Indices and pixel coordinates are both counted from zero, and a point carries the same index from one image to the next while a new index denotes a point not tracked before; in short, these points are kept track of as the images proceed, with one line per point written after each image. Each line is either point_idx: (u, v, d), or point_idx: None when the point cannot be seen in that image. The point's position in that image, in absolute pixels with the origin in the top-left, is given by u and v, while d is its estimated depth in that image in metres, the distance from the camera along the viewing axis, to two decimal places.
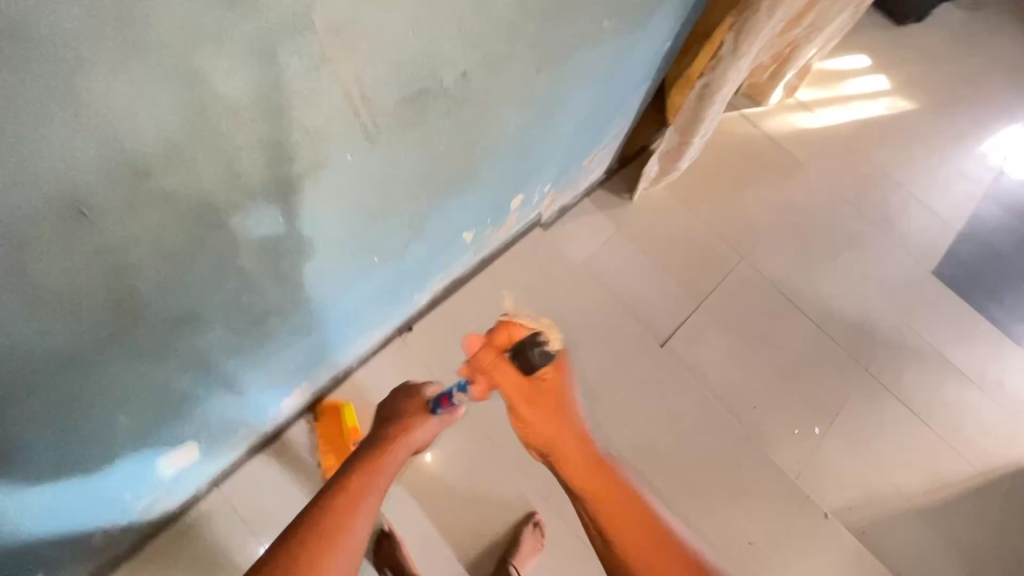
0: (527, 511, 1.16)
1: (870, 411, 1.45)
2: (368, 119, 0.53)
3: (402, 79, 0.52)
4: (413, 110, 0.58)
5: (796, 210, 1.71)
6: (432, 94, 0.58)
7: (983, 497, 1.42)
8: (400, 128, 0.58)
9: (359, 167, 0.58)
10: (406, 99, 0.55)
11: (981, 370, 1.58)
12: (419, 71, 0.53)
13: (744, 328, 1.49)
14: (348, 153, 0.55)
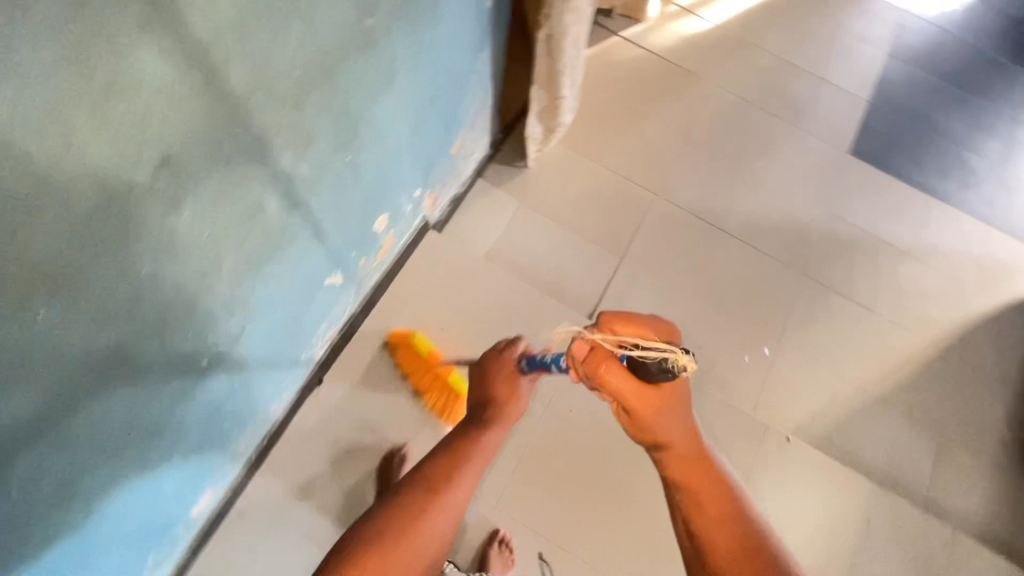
0: (491, 529, 1.12)
1: (812, 315, 1.43)
2: (46, 269, 0.41)
3: (64, 208, 0.39)
4: (116, 225, 0.45)
5: (701, 126, 1.61)
6: (132, 198, 0.45)
7: (937, 366, 1.42)
8: (124, 251, 0.47)
9: (82, 313, 0.46)
10: (92, 221, 0.42)
11: (916, 241, 1.55)
12: (86, 188, 0.40)
13: (671, 269, 1.43)
14: (45, 312, 0.42)
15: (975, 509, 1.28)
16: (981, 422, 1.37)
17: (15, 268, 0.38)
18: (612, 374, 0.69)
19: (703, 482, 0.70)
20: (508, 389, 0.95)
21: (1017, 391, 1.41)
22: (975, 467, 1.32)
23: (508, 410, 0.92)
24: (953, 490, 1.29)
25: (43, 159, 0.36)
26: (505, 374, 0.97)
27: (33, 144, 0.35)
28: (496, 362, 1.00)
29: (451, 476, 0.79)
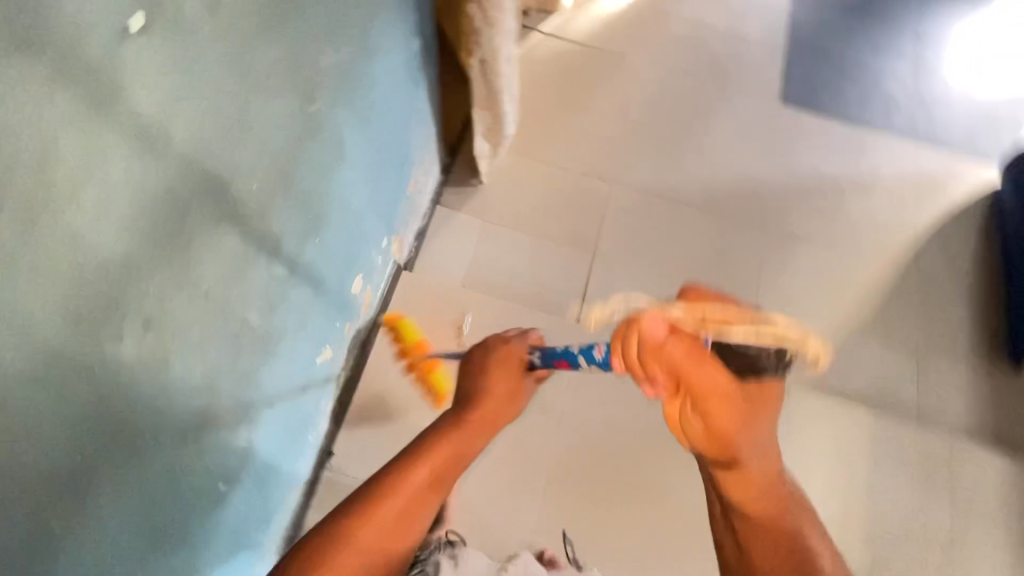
0: (536, 549, 1.09)
1: (782, 265, 1.49)
2: (60, 483, 0.36)
3: (62, 416, 0.35)
4: (118, 407, 0.40)
5: (638, 105, 1.63)
6: (128, 373, 0.40)
7: (901, 286, 1.50)
8: (131, 427, 0.43)
9: (101, 506, 0.42)
10: (92, 416, 0.38)
11: (857, 173, 1.63)
12: (80, 387, 0.36)
13: (643, 252, 1.45)
14: (64, 525, 0.38)
15: (961, 411, 1.38)
16: (949, 328, 1.47)
17: (20, 501, 0.33)
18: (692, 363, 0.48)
19: (780, 509, 0.51)
20: (504, 390, 0.72)
21: (973, 291, 1.52)
22: (954, 372, 1.42)
23: (497, 410, 0.70)
24: (940, 398, 1.39)
25: (27, 383, 0.32)
26: (506, 375, 0.73)
27: (12, 375, 0.30)
28: (495, 362, 0.74)
29: (424, 484, 0.63)
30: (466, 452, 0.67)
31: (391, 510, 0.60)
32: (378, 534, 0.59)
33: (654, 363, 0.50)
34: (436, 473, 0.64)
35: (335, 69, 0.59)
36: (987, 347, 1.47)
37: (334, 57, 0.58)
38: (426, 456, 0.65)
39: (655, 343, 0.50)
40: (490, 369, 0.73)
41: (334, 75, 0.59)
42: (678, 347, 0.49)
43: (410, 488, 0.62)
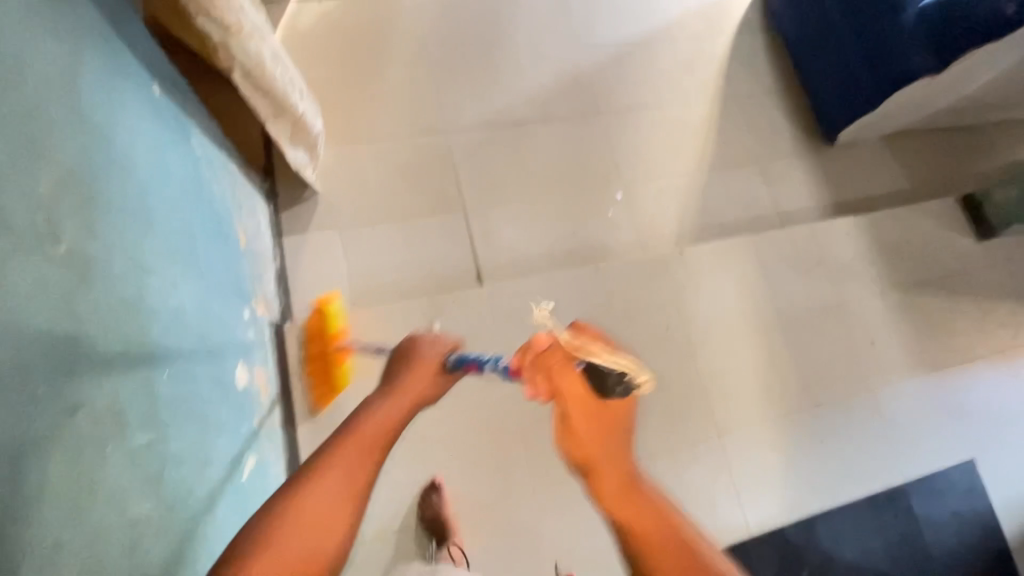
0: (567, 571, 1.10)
1: (629, 140, 1.53)
2: None
3: None
4: None
5: (433, 41, 1.51)
6: None
7: (729, 112, 1.63)
8: None
9: None
10: None
11: (656, 24, 1.67)
12: None
13: (507, 187, 1.42)
14: None
15: (811, 199, 1.58)
16: (777, 131, 1.64)
17: None
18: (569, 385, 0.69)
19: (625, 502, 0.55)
20: (422, 383, 0.70)
21: (783, 91, 1.68)
22: (794, 169, 1.60)
23: (416, 390, 0.68)
24: (793, 196, 1.57)
25: None
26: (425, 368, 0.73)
27: None
28: (411, 359, 0.76)
29: (373, 454, 0.55)
30: (399, 423, 0.60)
31: (340, 474, 0.52)
32: (301, 538, 0.48)
33: (540, 369, 0.74)
34: (376, 446, 0.56)
35: (60, 191, 0.46)
36: (810, 134, 1.65)
37: (51, 175, 0.45)
38: (353, 435, 0.56)
39: (552, 363, 0.73)
40: (416, 358, 0.76)
41: (64, 197, 0.46)
42: (558, 358, 0.73)
43: (346, 464, 0.53)
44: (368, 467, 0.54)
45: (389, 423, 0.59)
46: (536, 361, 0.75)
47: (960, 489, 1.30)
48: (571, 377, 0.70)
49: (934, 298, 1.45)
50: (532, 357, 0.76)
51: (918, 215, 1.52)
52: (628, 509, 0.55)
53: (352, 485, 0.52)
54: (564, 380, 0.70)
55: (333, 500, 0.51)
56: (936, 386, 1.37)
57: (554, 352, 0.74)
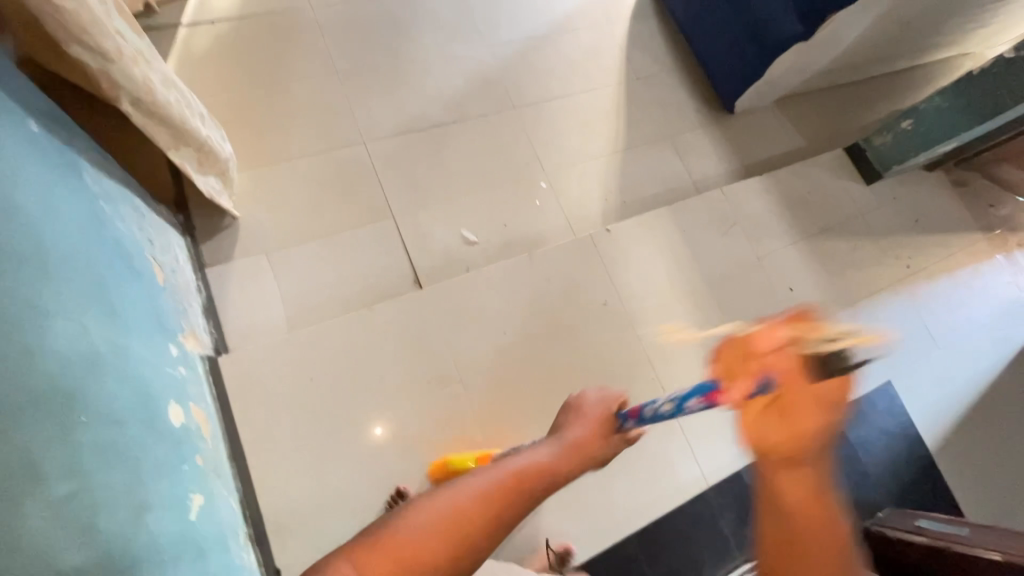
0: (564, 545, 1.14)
1: (545, 130, 1.58)
2: None
3: None
4: None
5: (338, 53, 1.49)
6: None
7: (635, 93, 1.71)
8: None
9: None
10: None
11: (557, 16, 1.73)
12: None
13: (434, 190, 1.43)
14: None
15: (720, 166, 1.69)
16: (682, 107, 1.74)
17: None
18: (793, 379, 0.65)
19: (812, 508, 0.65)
20: (596, 429, 0.74)
21: (681, 69, 1.79)
22: (701, 140, 1.71)
23: (593, 447, 0.70)
24: (704, 165, 1.68)
25: None
26: (596, 425, 0.75)
27: None
28: (579, 411, 0.79)
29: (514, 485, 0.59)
30: (558, 472, 0.64)
31: (472, 500, 0.57)
32: (447, 527, 0.54)
33: (750, 371, 0.66)
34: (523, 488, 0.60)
35: None
36: (711, 105, 1.77)
37: None
38: (497, 476, 0.60)
39: (785, 359, 0.65)
40: (585, 407, 0.80)
41: None
42: (785, 352, 0.66)
43: (498, 491, 0.58)
44: (528, 496, 0.59)
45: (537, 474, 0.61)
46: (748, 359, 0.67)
47: (882, 409, 1.44)
48: (776, 335, 0.68)
49: (837, 242, 1.59)
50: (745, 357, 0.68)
51: (813, 169, 1.67)
52: (805, 495, 0.65)
53: (498, 508, 0.56)
54: (792, 377, 0.66)
55: (452, 516, 0.55)
56: (851, 319, 1.50)
57: (783, 351, 0.66)
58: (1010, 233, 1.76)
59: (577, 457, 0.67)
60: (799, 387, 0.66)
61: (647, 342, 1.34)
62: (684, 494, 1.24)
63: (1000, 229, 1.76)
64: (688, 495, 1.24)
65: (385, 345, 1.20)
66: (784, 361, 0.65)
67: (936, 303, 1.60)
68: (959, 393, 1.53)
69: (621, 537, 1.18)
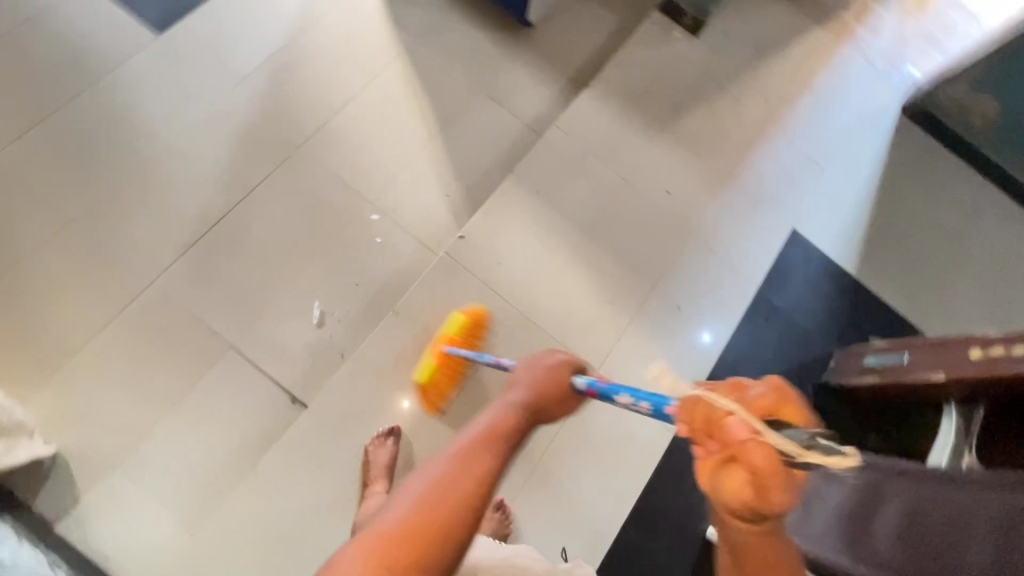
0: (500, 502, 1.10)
1: (348, 153, 1.35)
2: None
3: None
4: None
5: (66, 191, 1.20)
6: None
7: (423, 57, 1.46)
8: None
9: None
10: None
11: (292, 9, 1.42)
12: None
13: (262, 290, 1.22)
14: None
15: (548, 91, 1.51)
16: (480, 46, 1.51)
17: None
18: (756, 461, 0.39)
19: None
20: (574, 367, 0.72)
21: (460, 3, 1.53)
22: (515, 73, 1.50)
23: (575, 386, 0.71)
24: (531, 100, 1.49)
25: None
26: (571, 360, 0.72)
27: None
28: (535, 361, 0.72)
29: (505, 438, 0.56)
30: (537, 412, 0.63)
31: (467, 467, 0.51)
32: (430, 505, 0.48)
33: (697, 427, 0.44)
34: (508, 432, 0.57)
35: None
36: (509, 28, 1.54)
37: None
38: (477, 433, 0.55)
39: (712, 418, 0.43)
40: (555, 343, 0.76)
41: None
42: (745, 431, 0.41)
43: (488, 446, 0.54)
44: (508, 456, 0.55)
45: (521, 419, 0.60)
46: (709, 440, 0.43)
47: (798, 261, 1.42)
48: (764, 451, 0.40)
49: (692, 116, 1.47)
50: (697, 429, 0.44)
51: (635, 50, 1.51)
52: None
53: (484, 466, 0.52)
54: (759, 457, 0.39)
55: (448, 481, 0.50)
56: (737, 191, 1.43)
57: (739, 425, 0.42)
58: (845, 14, 1.67)
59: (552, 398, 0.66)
60: (764, 459, 0.39)
61: (555, 328, 1.24)
62: (656, 454, 1.21)
63: (835, 15, 1.67)
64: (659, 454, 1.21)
65: (295, 491, 1.07)
66: (754, 456, 0.39)
67: (809, 127, 1.53)
68: (860, 203, 1.50)
69: (617, 529, 1.15)
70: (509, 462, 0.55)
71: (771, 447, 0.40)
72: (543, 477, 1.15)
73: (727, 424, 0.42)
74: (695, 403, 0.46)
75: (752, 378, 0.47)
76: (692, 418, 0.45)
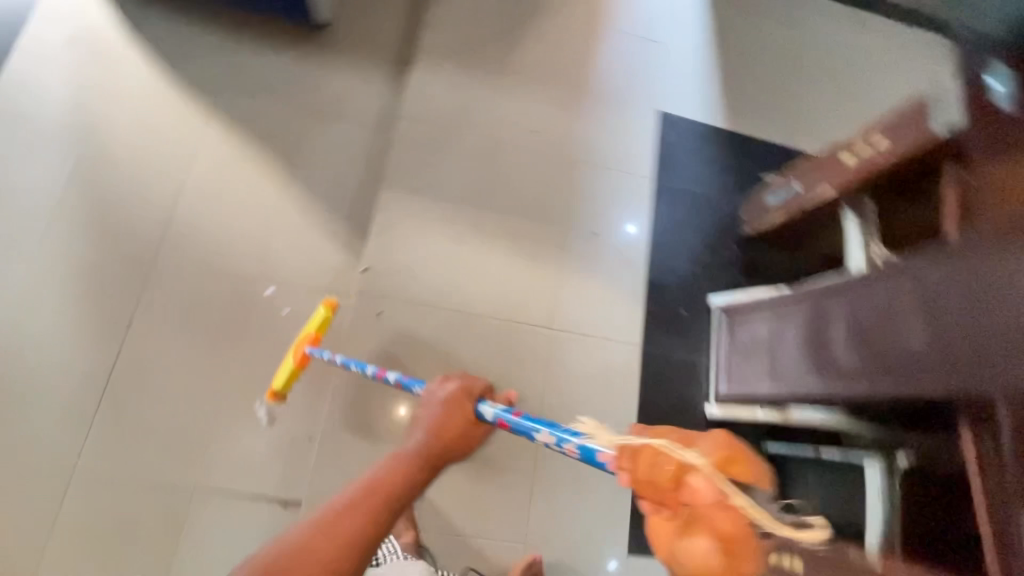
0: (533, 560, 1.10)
1: (211, 241, 1.24)
2: None
3: None
4: None
5: None
6: None
7: (238, 110, 1.35)
8: None
9: None
10: None
11: (66, 128, 1.26)
12: None
13: (196, 417, 1.13)
14: None
15: (379, 85, 1.42)
16: (290, 72, 1.39)
17: None
18: (722, 519, 0.44)
19: None
20: (461, 418, 0.67)
21: (246, 37, 1.40)
22: (336, 82, 1.40)
23: (469, 433, 0.66)
24: (367, 100, 1.40)
25: None
26: (459, 410, 0.69)
27: None
28: (451, 401, 0.70)
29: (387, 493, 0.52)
30: (425, 462, 0.58)
31: (334, 528, 0.48)
32: (294, 567, 0.45)
33: (662, 484, 0.47)
34: (392, 488, 0.53)
35: None
36: (310, 40, 1.43)
37: None
38: (354, 488, 0.51)
39: (678, 477, 0.46)
40: (458, 400, 0.70)
41: None
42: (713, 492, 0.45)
43: (365, 499, 0.51)
44: (387, 508, 0.51)
45: (407, 469, 0.55)
46: (675, 497, 0.46)
47: (677, 139, 1.46)
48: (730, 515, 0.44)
49: (524, 52, 1.46)
50: (658, 480, 0.46)
51: (439, 15, 1.47)
52: None
53: (356, 521, 0.49)
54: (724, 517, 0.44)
55: (312, 543, 0.46)
56: (595, 102, 1.45)
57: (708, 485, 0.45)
58: None
59: (444, 446, 0.62)
60: (729, 521, 0.43)
61: (496, 307, 1.23)
62: (634, 371, 1.26)
63: None
64: (636, 369, 1.26)
65: None
66: (723, 518, 0.44)
67: (630, 14, 1.56)
68: (703, 61, 1.55)
69: None
70: (387, 518, 0.51)
71: (738, 509, 0.44)
72: None
73: (692, 483, 0.45)
74: (654, 455, 0.48)
75: (704, 436, 0.49)
76: (653, 474, 0.47)
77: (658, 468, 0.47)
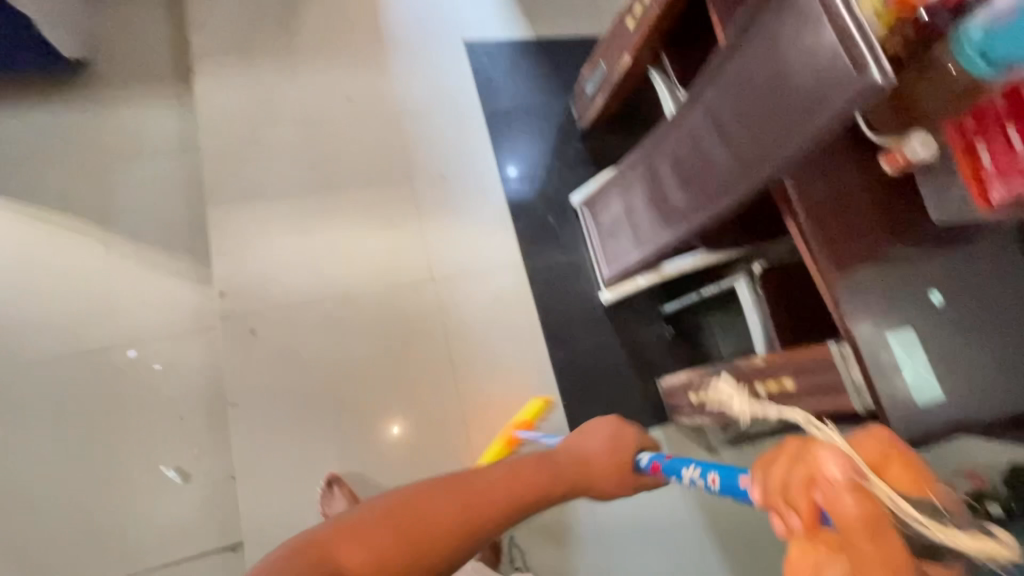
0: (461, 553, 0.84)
1: (45, 333, 1.13)
2: None
3: None
4: None
5: None
6: None
7: (17, 186, 1.20)
8: None
9: None
10: None
11: None
12: None
13: (103, 510, 1.05)
14: None
15: (168, 110, 1.32)
16: (62, 128, 1.26)
17: None
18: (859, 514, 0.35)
19: None
20: (626, 462, 0.72)
21: None
22: (119, 122, 1.28)
23: (613, 474, 0.71)
24: (161, 130, 1.30)
25: None
26: (625, 452, 0.73)
27: None
28: (620, 436, 0.74)
29: (530, 489, 0.60)
30: (566, 477, 0.65)
31: (488, 500, 0.56)
32: (456, 516, 0.54)
33: (788, 483, 0.38)
34: (536, 493, 0.60)
35: None
36: (71, 87, 1.29)
37: None
38: (509, 473, 0.60)
39: (801, 464, 0.38)
40: (623, 434, 0.74)
41: None
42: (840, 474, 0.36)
43: (513, 488, 0.58)
44: (524, 503, 0.59)
45: (552, 476, 0.63)
46: (799, 494, 0.38)
47: (490, 62, 1.47)
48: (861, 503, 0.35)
49: (307, 28, 1.39)
50: (778, 480, 0.39)
51: (201, 15, 1.36)
52: None
53: (503, 507, 0.57)
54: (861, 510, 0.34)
55: (475, 505, 0.55)
56: (398, 52, 1.41)
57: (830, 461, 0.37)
58: None
59: (586, 474, 0.69)
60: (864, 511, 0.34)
61: (371, 282, 1.22)
62: (524, 290, 1.30)
63: None
64: (525, 288, 1.30)
65: None
66: (854, 510, 0.35)
67: None
68: None
69: (549, 361, 1.26)
70: (521, 514, 0.59)
71: (870, 496, 0.35)
72: (469, 386, 1.20)
73: (816, 462, 0.37)
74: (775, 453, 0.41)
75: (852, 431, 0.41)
76: (774, 469, 0.40)
77: (787, 466, 0.39)
